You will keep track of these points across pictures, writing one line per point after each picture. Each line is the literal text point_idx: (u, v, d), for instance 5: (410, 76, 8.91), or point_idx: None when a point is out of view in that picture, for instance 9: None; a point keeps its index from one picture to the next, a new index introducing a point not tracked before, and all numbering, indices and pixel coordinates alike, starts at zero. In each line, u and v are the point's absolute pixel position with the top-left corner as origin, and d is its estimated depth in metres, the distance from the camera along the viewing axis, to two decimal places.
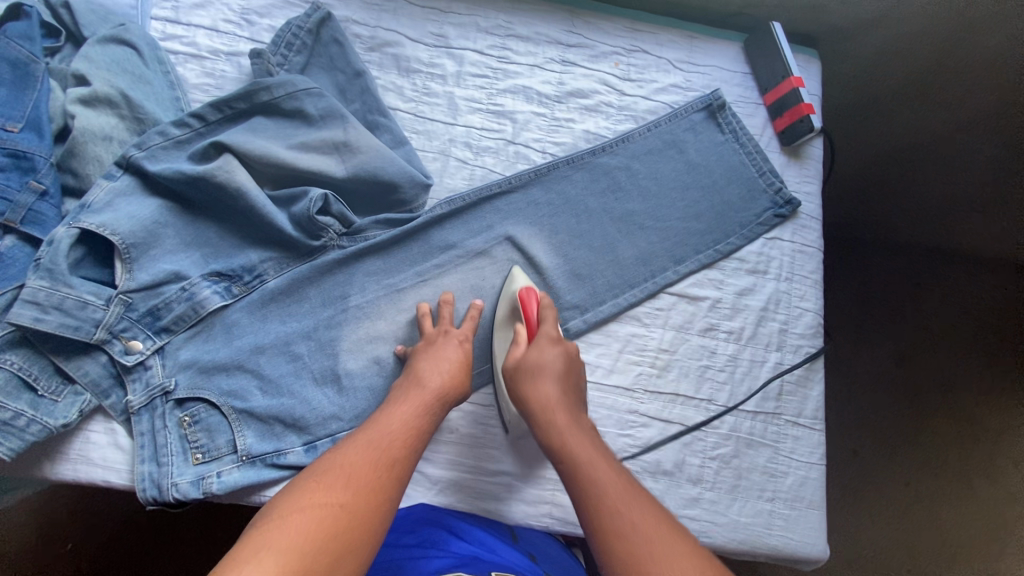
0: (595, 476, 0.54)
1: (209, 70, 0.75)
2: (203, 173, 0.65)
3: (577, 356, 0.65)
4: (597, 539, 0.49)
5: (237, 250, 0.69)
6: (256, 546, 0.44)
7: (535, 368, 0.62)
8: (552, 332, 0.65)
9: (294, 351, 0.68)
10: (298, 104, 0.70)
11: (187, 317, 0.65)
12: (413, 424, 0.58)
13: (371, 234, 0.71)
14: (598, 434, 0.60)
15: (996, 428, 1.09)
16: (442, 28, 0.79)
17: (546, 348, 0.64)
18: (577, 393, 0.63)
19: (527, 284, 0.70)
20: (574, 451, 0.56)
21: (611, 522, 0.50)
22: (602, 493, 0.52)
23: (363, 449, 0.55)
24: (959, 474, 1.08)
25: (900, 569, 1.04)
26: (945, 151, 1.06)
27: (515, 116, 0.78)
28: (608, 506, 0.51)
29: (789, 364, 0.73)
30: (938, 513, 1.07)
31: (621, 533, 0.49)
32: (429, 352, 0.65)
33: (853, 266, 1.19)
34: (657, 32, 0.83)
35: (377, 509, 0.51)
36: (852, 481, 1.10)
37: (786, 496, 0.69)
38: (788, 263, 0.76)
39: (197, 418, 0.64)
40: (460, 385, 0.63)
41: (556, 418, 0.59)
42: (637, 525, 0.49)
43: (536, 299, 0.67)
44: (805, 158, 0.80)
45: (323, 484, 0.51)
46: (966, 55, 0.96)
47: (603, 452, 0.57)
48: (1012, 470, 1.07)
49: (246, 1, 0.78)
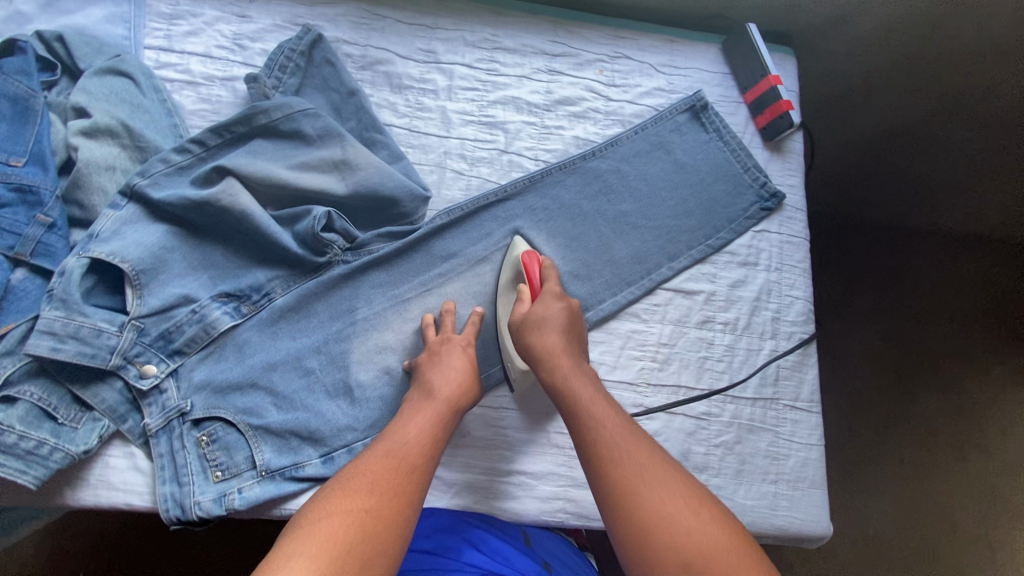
0: (594, 412, 0.58)
1: (205, 96, 0.76)
2: (208, 198, 0.66)
3: (579, 312, 0.68)
4: (593, 466, 0.55)
5: (244, 270, 0.70)
6: (289, 553, 0.47)
7: (539, 320, 0.65)
8: (555, 288, 0.68)
9: (306, 365, 0.69)
10: (296, 125, 0.71)
11: (199, 338, 0.67)
12: (429, 432, 0.60)
13: (374, 248, 0.73)
14: (598, 376, 0.64)
15: (992, 399, 1.10)
16: (430, 44, 0.82)
17: (550, 303, 0.67)
18: (578, 340, 0.67)
19: (529, 250, 0.73)
20: (574, 390, 0.60)
21: (607, 450, 0.55)
22: (600, 427, 0.57)
23: (383, 457, 0.57)
24: (952, 448, 1.11)
25: (900, 539, 1.09)
26: (921, 137, 1.09)
27: (507, 125, 0.80)
28: (607, 438, 0.56)
29: (784, 351, 0.76)
30: (932, 485, 1.10)
31: (615, 461, 0.54)
32: (435, 362, 0.66)
33: (838, 253, 1.25)
34: (638, 38, 0.86)
35: (400, 514, 0.53)
36: (845, 457, 1.17)
37: (788, 478, 0.72)
38: (776, 254, 0.80)
39: (214, 436, 0.65)
40: (469, 392, 0.65)
41: (558, 360, 0.63)
42: (632, 456, 0.54)
43: (538, 262, 0.71)
44: (787, 152, 0.84)
45: (348, 491, 0.53)
46: (932, 47, 0.99)
47: (602, 391, 0.61)
48: (1009, 439, 1.08)
49: (237, 27, 0.79)
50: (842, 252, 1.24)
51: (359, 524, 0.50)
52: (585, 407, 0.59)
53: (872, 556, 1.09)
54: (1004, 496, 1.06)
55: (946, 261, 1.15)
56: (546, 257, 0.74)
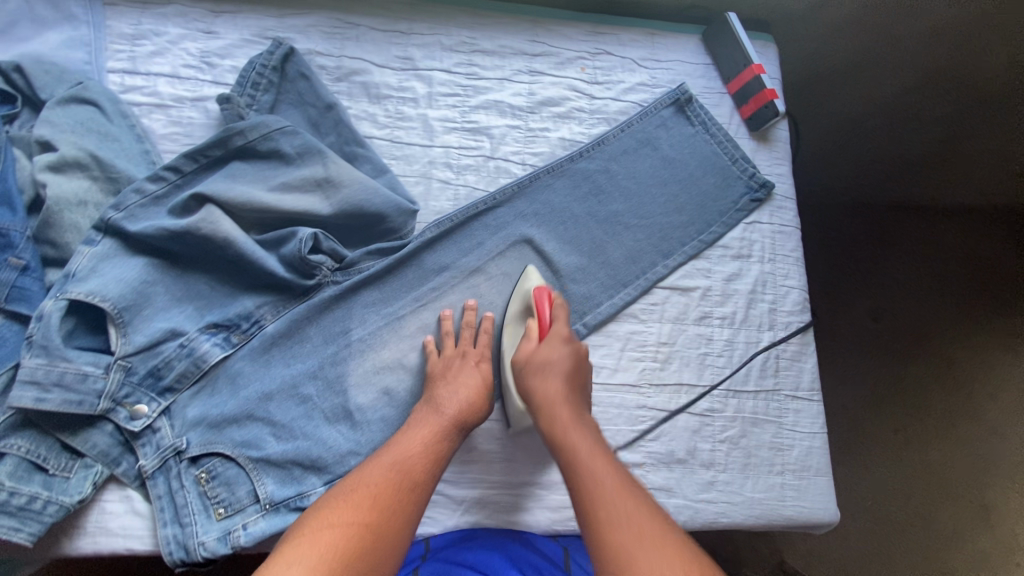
0: (593, 468, 0.57)
1: (176, 118, 0.73)
2: (188, 227, 0.64)
3: (586, 356, 0.68)
4: (586, 526, 0.53)
5: (232, 299, 0.68)
6: (285, 562, 0.47)
7: (542, 362, 0.65)
8: (563, 330, 0.68)
9: (303, 393, 0.68)
10: (274, 145, 0.69)
11: (189, 373, 0.65)
12: (433, 448, 0.59)
13: (363, 266, 0.71)
14: (598, 428, 0.63)
15: (973, 371, 1.15)
16: (407, 50, 0.79)
17: (556, 345, 0.66)
18: (582, 390, 0.66)
19: (541, 283, 0.72)
20: (573, 444, 0.59)
21: (603, 510, 0.53)
22: (598, 483, 0.55)
23: (387, 470, 0.56)
24: (943, 417, 1.14)
25: (901, 513, 1.10)
26: (898, 117, 1.10)
27: (491, 131, 0.79)
28: (603, 496, 0.54)
29: (782, 342, 0.76)
30: (929, 454, 1.12)
31: (611, 523, 0.52)
32: (447, 378, 0.66)
33: (826, 231, 1.25)
34: (618, 33, 0.85)
35: (397, 532, 0.52)
36: (849, 435, 1.16)
37: (794, 467, 0.72)
38: (769, 245, 0.79)
39: (214, 473, 0.63)
40: (476, 410, 0.64)
41: (558, 413, 0.62)
42: (630, 517, 0.52)
43: (550, 299, 0.70)
44: (773, 140, 0.83)
45: (349, 504, 0.53)
46: (904, 28, 0.99)
47: (602, 445, 0.60)
48: (990, 404, 1.14)
49: (204, 44, 0.76)
50: (826, 226, 1.25)
51: (359, 537, 0.50)
52: (585, 462, 0.57)
53: (876, 530, 1.09)
54: (994, 460, 1.10)
55: (926, 232, 1.22)
56: (558, 293, 0.73)
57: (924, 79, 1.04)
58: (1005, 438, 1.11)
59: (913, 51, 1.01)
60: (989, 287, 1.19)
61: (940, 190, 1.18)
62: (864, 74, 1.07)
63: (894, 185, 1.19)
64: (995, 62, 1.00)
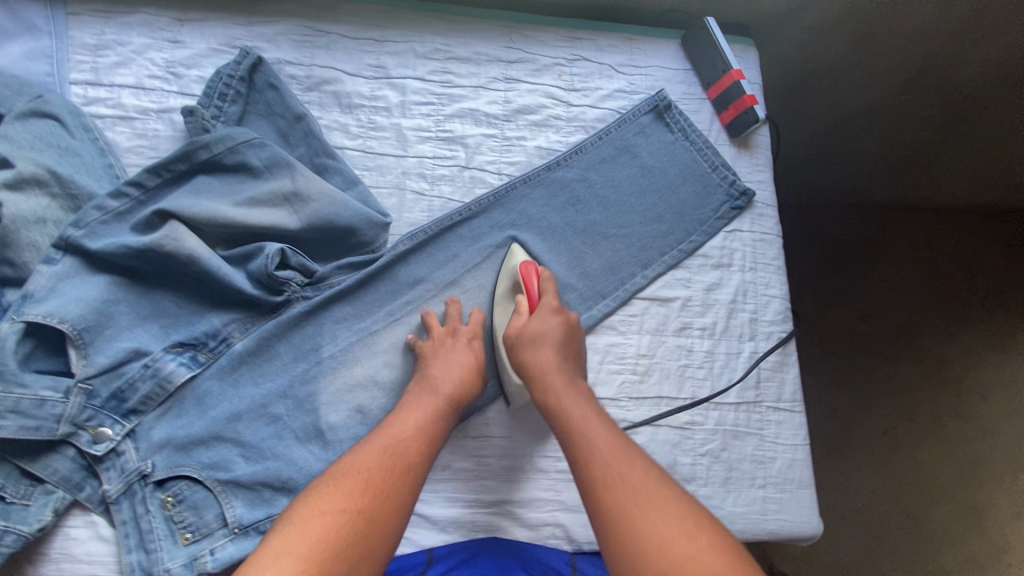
0: (587, 431, 0.58)
1: (141, 131, 0.72)
2: (150, 244, 0.62)
3: (577, 326, 0.68)
4: (583, 485, 0.54)
5: (198, 316, 0.66)
6: (277, 553, 0.47)
7: (534, 335, 0.65)
8: (554, 302, 0.68)
9: (273, 412, 0.66)
10: (240, 157, 0.67)
11: (154, 395, 0.63)
12: (427, 430, 0.60)
13: (334, 280, 0.69)
14: (593, 394, 0.64)
15: (960, 368, 1.15)
16: (379, 58, 0.78)
17: (546, 317, 0.67)
18: (575, 358, 0.66)
19: (527, 259, 0.72)
20: (566, 408, 0.60)
21: (601, 473, 0.54)
22: (593, 446, 0.56)
23: (379, 455, 0.56)
24: (932, 415, 1.14)
25: (893, 517, 1.08)
26: (883, 116, 1.08)
27: (466, 139, 0.77)
28: (599, 456, 0.55)
29: (763, 352, 0.75)
30: (920, 454, 1.12)
31: (607, 483, 0.53)
32: (439, 357, 0.66)
33: (813, 231, 1.23)
34: (596, 38, 0.83)
35: (392, 517, 0.53)
36: (834, 438, 1.14)
37: (776, 480, 0.71)
38: (750, 253, 0.78)
39: (180, 496, 0.62)
40: (470, 391, 0.65)
41: (552, 379, 0.62)
42: (625, 475, 0.53)
43: (537, 273, 0.70)
44: (754, 147, 0.82)
45: (340, 490, 0.53)
46: (880, 37, 0.97)
47: (597, 410, 0.60)
48: (978, 403, 1.14)
49: (170, 54, 0.74)
50: (814, 225, 1.23)
51: (350, 526, 0.50)
52: (578, 426, 0.58)
53: (867, 531, 1.08)
54: (984, 461, 1.10)
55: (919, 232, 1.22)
56: (545, 268, 0.73)
57: (905, 81, 1.02)
58: (995, 438, 1.11)
59: (891, 57, 1.00)
60: (978, 284, 1.19)
61: (935, 184, 1.16)
62: (854, 73, 1.04)
63: (880, 184, 1.19)
64: (979, 64, 0.98)
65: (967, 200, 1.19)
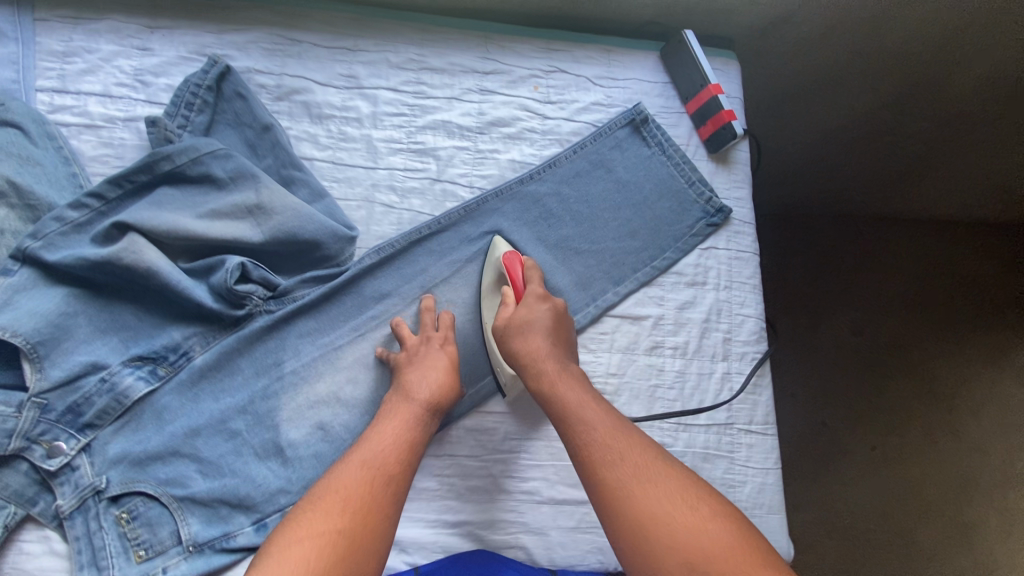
0: (584, 414, 0.58)
1: (106, 139, 0.71)
2: (109, 256, 0.61)
3: (565, 311, 0.68)
4: (585, 471, 0.55)
5: (159, 330, 0.66)
6: None
7: (522, 323, 0.65)
8: (538, 290, 0.67)
9: (232, 428, 0.65)
10: (204, 168, 0.66)
11: (111, 409, 0.62)
12: (405, 438, 0.58)
13: (298, 294, 0.68)
14: (585, 376, 0.64)
15: (953, 384, 1.13)
16: (351, 68, 0.77)
17: (534, 305, 0.66)
18: (565, 342, 0.66)
19: (511, 249, 0.72)
20: (562, 396, 0.60)
21: (601, 453, 0.55)
22: (591, 430, 0.57)
23: (358, 469, 0.55)
24: (923, 432, 1.11)
25: (878, 535, 1.06)
26: (878, 126, 1.04)
27: (438, 152, 0.76)
28: (598, 437, 0.56)
29: (736, 373, 0.73)
30: (911, 471, 1.09)
31: (608, 464, 0.54)
32: (412, 363, 0.65)
33: (802, 239, 1.23)
34: (573, 50, 0.82)
35: (373, 534, 0.52)
36: (807, 451, 1.12)
37: (745, 505, 0.69)
38: (725, 271, 0.76)
39: (135, 513, 0.61)
40: (449, 393, 0.63)
41: (545, 366, 0.62)
42: (626, 456, 0.55)
43: (521, 263, 0.69)
44: (733, 162, 0.80)
45: (321, 511, 0.52)
46: (877, 45, 0.93)
47: (590, 392, 0.61)
48: (972, 421, 1.11)
49: (139, 62, 0.73)
50: (802, 234, 1.23)
51: (332, 546, 0.49)
52: (574, 412, 0.59)
53: (850, 548, 1.06)
54: (976, 479, 1.08)
55: (913, 241, 1.20)
56: (528, 257, 0.72)
57: (900, 91, 0.98)
58: (987, 455, 1.09)
59: (886, 64, 0.95)
60: (975, 300, 1.16)
61: (930, 198, 1.15)
62: (847, 85, 1.00)
63: (873, 198, 1.17)
64: (974, 79, 0.94)
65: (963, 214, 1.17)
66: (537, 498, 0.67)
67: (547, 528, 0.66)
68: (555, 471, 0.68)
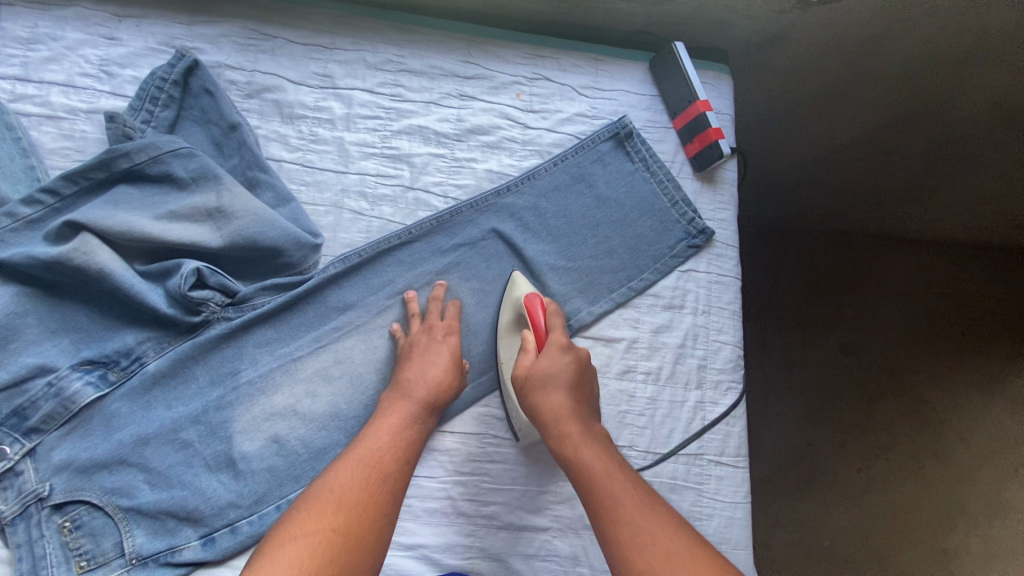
0: (608, 484, 0.56)
1: (67, 131, 0.68)
2: (58, 256, 0.59)
3: (588, 362, 0.65)
4: (610, 551, 0.52)
5: (112, 333, 0.63)
6: None
7: (543, 377, 0.62)
8: (561, 339, 0.65)
9: (183, 438, 0.63)
10: (164, 168, 0.64)
11: (57, 414, 0.60)
12: (402, 437, 0.59)
13: (257, 302, 0.66)
14: (609, 439, 0.62)
15: (944, 408, 1.09)
16: (326, 67, 0.74)
17: (556, 355, 0.64)
18: (588, 399, 0.64)
19: (532, 290, 0.69)
20: (585, 462, 0.58)
21: (626, 529, 0.52)
22: (617, 503, 0.54)
23: (354, 468, 0.55)
24: (909, 456, 1.08)
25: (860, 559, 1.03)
26: (873, 149, 1.01)
27: (412, 158, 0.73)
28: (624, 513, 0.53)
29: (709, 402, 0.71)
30: (895, 495, 1.06)
31: (635, 542, 0.51)
32: (416, 355, 0.65)
33: (797, 257, 1.19)
34: (560, 57, 0.79)
35: (371, 531, 0.51)
36: (781, 471, 1.10)
37: (711, 540, 0.67)
38: (703, 295, 0.74)
39: (78, 522, 0.59)
40: (448, 390, 0.63)
41: (566, 428, 0.60)
42: (654, 537, 0.52)
43: (543, 307, 0.66)
44: (719, 182, 0.77)
45: (315, 511, 0.51)
46: (870, 68, 0.90)
47: (615, 459, 0.59)
48: (960, 448, 1.07)
49: (105, 52, 0.71)
50: (796, 251, 1.19)
51: (326, 544, 0.49)
52: (600, 483, 0.56)
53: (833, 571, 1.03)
54: (959, 503, 1.04)
55: (907, 264, 1.16)
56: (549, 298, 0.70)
57: (886, 117, 0.96)
58: (971, 482, 1.05)
59: (878, 89, 0.93)
60: (973, 322, 1.12)
61: (929, 219, 1.11)
62: (841, 103, 0.96)
63: (870, 218, 1.14)
64: (975, 106, 0.91)
65: (960, 237, 1.14)
66: (496, 523, 0.65)
67: (506, 555, 0.64)
68: (516, 496, 0.66)
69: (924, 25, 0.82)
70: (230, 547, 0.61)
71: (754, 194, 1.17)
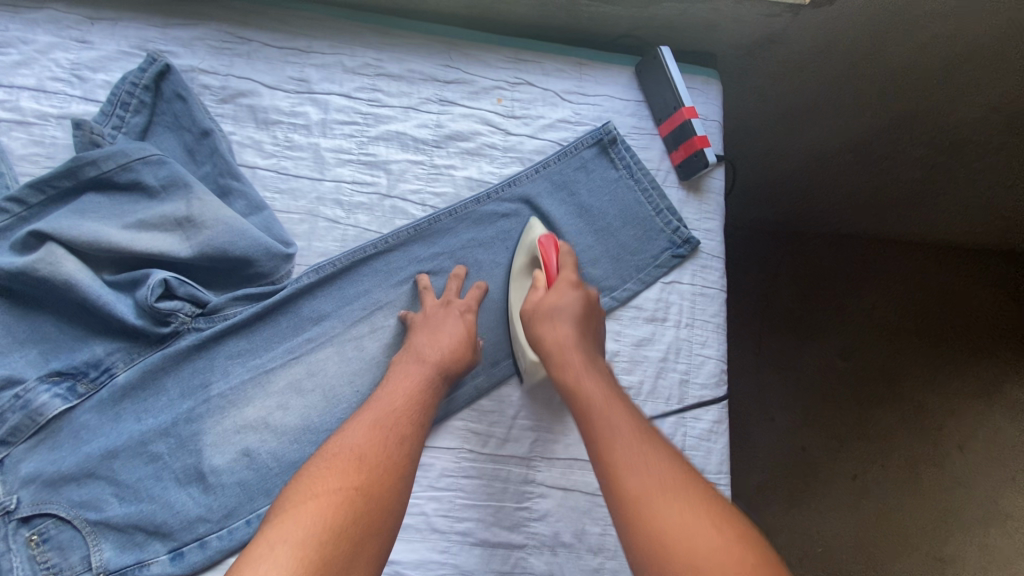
0: (608, 415, 0.55)
1: (37, 137, 0.66)
2: (23, 267, 0.58)
3: (596, 302, 0.66)
4: (600, 469, 0.52)
5: (81, 343, 0.62)
6: (269, 542, 0.44)
7: (549, 310, 0.62)
8: (571, 276, 0.65)
9: (152, 451, 0.62)
10: (133, 176, 0.63)
11: (25, 426, 0.59)
12: (416, 401, 0.58)
13: (229, 312, 0.65)
14: (613, 376, 0.61)
15: (944, 414, 1.04)
16: (303, 71, 0.72)
17: (565, 291, 0.64)
18: (593, 336, 0.64)
19: (547, 232, 0.69)
20: (586, 391, 0.57)
21: (621, 456, 0.51)
22: (614, 433, 0.53)
23: (370, 431, 0.54)
24: (906, 464, 1.04)
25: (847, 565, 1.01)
26: (868, 154, 0.98)
27: (390, 165, 0.71)
28: (620, 441, 0.52)
29: (691, 418, 0.69)
30: (887, 504, 1.03)
31: (629, 466, 0.50)
32: (428, 327, 0.64)
33: (794, 248, 1.19)
34: (542, 61, 0.77)
35: (391, 489, 0.51)
36: (769, 476, 1.10)
37: None
38: (687, 308, 0.72)
39: (46, 535, 0.57)
40: (461, 360, 0.63)
41: (569, 358, 0.60)
42: (648, 463, 0.50)
43: (555, 248, 0.66)
44: (704, 191, 0.76)
45: (335, 469, 0.50)
46: (872, 74, 0.87)
47: (619, 394, 0.58)
48: (957, 455, 1.02)
49: (76, 56, 0.69)
50: (795, 243, 1.19)
51: (349, 502, 0.48)
52: (599, 410, 0.55)
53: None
54: (953, 508, 0.99)
55: (910, 267, 1.12)
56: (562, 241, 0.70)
57: (875, 124, 0.93)
58: (968, 489, 0.99)
59: (868, 93, 0.89)
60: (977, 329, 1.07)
61: (928, 224, 1.07)
62: (834, 108, 0.93)
63: (880, 220, 1.10)
64: (975, 113, 0.88)
65: (959, 238, 1.08)
66: (470, 540, 0.64)
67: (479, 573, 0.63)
68: (491, 512, 0.65)
69: (909, 27, 0.79)
70: (199, 561, 0.60)
71: (746, 200, 1.17)
